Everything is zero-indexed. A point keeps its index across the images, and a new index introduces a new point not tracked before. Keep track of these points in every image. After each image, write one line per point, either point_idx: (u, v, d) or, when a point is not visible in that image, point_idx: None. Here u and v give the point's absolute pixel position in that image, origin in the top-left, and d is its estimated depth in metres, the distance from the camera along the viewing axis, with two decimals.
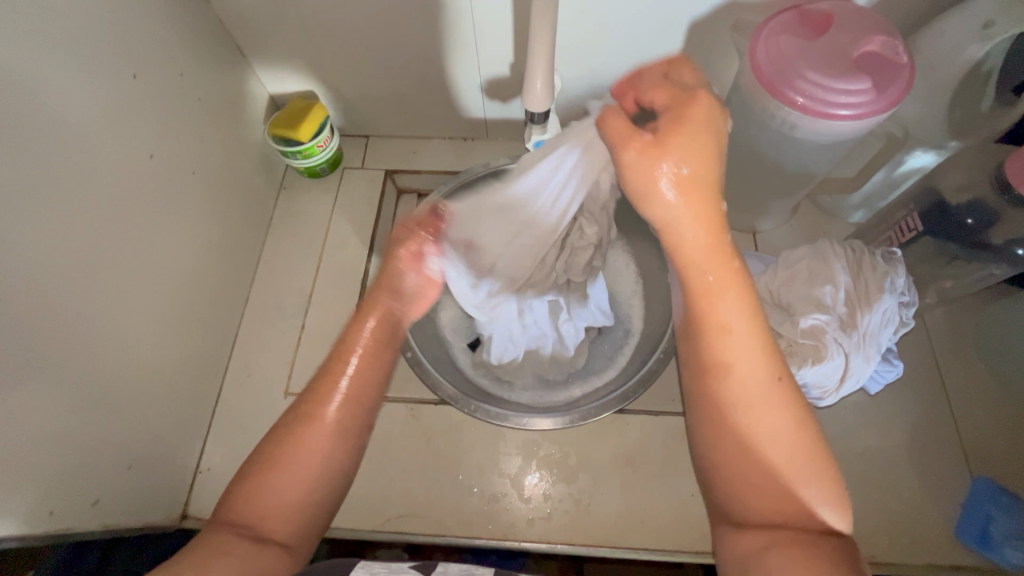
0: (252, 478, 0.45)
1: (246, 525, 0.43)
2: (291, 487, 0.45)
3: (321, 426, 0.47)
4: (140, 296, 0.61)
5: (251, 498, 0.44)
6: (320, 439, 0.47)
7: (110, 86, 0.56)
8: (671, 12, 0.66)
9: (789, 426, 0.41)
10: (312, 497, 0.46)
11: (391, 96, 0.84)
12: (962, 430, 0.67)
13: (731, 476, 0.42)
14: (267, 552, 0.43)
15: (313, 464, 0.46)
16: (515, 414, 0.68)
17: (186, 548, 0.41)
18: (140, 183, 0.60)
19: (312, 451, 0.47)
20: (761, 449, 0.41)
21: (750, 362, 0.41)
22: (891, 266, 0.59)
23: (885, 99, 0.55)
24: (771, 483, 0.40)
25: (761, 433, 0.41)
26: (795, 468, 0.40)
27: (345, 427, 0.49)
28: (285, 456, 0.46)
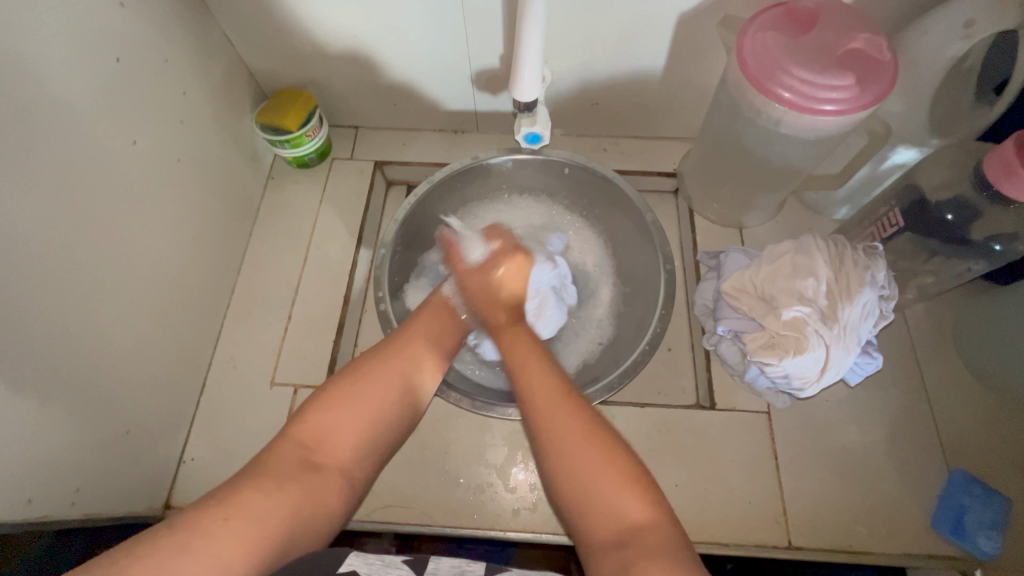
0: (324, 403, 0.50)
1: (309, 445, 0.48)
2: (347, 427, 0.50)
3: (389, 377, 0.54)
4: (124, 283, 0.60)
5: (313, 425, 0.49)
6: (396, 378, 0.54)
7: (91, 68, 0.55)
8: (661, 7, 0.66)
9: (594, 448, 0.47)
10: (374, 440, 0.52)
11: (380, 86, 0.83)
12: (940, 423, 0.69)
13: (577, 492, 0.46)
14: (320, 484, 0.47)
15: (380, 405, 0.52)
16: (502, 405, 0.70)
17: (262, 467, 0.45)
18: (123, 168, 0.59)
19: (377, 389, 0.53)
20: (572, 462, 0.46)
21: (553, 396, 0.51)
22: (873, 260, 0.60)
23: (868, 96, 0.56)
24: (602, 504, 0.44)
25: (581, 459, 0.46)
26: (616, 492, 0.44)
27: (411, 392, 0.55)
28: (357, 388, 0.52)
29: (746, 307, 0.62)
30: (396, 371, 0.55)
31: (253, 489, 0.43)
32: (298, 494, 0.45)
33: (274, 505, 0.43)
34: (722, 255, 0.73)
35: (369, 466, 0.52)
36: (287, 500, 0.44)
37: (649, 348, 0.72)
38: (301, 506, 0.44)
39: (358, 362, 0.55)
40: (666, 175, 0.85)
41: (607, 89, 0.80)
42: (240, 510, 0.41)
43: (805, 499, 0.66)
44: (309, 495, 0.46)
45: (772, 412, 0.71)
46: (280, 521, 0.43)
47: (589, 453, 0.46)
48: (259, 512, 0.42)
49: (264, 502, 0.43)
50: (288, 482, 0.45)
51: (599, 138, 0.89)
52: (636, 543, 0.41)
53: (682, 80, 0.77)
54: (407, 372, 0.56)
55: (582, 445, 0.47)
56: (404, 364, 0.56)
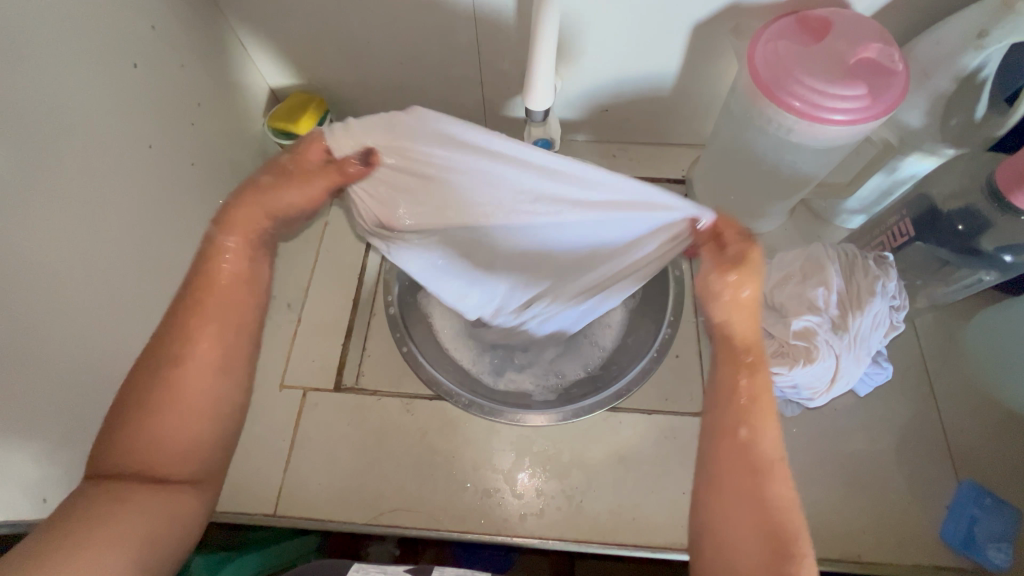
0: (112, 439, 0.47)
1: (125, 473, 0.46)
2: (172, 441, 0.48)
3: (199, 382, 0.49)
4: (137, 286, 0.61)
5: (122, 448, 0.46)
6: (196, 378, 0.49)
7: (107, 73, 0.56)
8: (672, 15, 0.66)
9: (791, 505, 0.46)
10: (196, 449, 0.49)
11: (390, 90, 0.83)
12: (949, 433, 0.69)
13: (718, 551, 0.45)
14: (171, 493, 0.47)
15: (196, 416, 0.49)
16: (511, 410, 0.71)
17: (72, 503, 0.43)
18: (137, 171, 0.60)
19: (184, 396, 0.49)
20: (745, 526, 0.45)
21: (760, 457, 0.48)
22: (883, 270, 0.59)
23: (879, 105, 0.56)
24: (744, 569, 0.43)
25: (758, 520, 0.45)
26: (754, 561, 0.43)
27: (213, 379, 0.50)
28: (150, 397, 0.48)
29: (756, 316, 0.61)
30: (185, 373, 0.49)
31: (87, 526, 0.42)
32: (143, 515, 0.44)
33: (122, 526, 0.43)
34: None
35: (213, 458, 0.50)
36: (134, 517, 0.44)
37: (658, 356, 0.74)
38: (145, 527, 0.44)
39: (134, 378, 0.49)
40: (675, 181, 0.86)
41: (617, 95, 0.80)
42: (83, 550, 0.40)
43: (813, 507, 0.66)
44: (155, 514, 0.45)
45: (781, 420, 0.70)
46: (136, 538, 0.43)
47: (751, 517, 0.45)
48: (107, 535, 0.42)
49: (112, 530, 0.42)
50: (122, 498, 0.44)
51: (609, 144, 0.89)
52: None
53: (693, 87, 0.77)
54: (204, 362, 0.50)
55: (779, 509, 0.45)
56: (189, 358, 0.50)
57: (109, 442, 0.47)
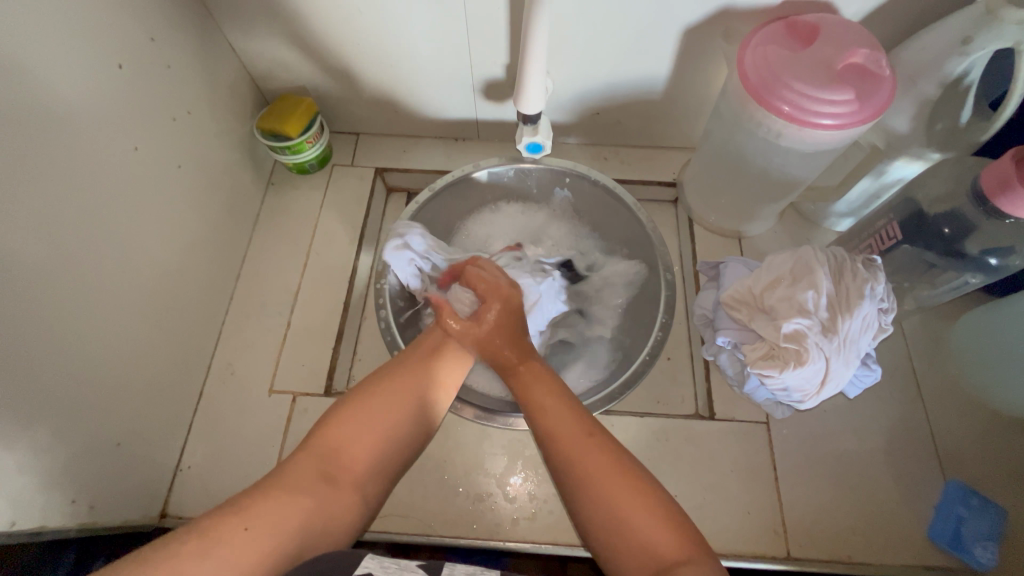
0: (326, 425, 0.52)
1: (324, 458, 0.49)
2: (359, 439, 0.51)
3: (393, 396, 0.55)
4: (122, 290, 0.60)
5: (327, 436, 0.51)
6: (394, 402, 0.55)
7: (91, 73, 0.55)
8: (663, 19, 0.67)
9: (613, 468, 0.48)
10: (377, 462, 0.51)
11: (381, 92, 0.83)
12: (936, 434, 0.69)
13: (603, 532, 0.46)
14: (330, 496, 0.47)
15: (390, 431, 0.53)
16: (503, 414, 0.70)
17: (285, 469, 0.48)
18: (123, 175, 0.59)
19: (395, 402, 0.55)
20: (603, 500, 0.47)
21: (569, 433, 0.52)
22: (872, 273, 0.58)
23: (867, 110, 0.57)
24: (622, 523, 0.45)
25: (608, 487, 0.47)
26: (638, 506, 0.46)
27: (409, 410, 0.55)
28: (372, 400, 0.54)
29: (746, 319, 0.61)
30: (397, 385, 0.56)
31: (266, 497, 0.44)
32: (305, 510, 0.45)
33: (281, 515, 0.43)
34: (722, 264, 0.72)
35: (380, 482, 0.52)
36: (299, 514, 0.44)
37: (650, 358, 0.72)
38: (296, 527, 0.44)
39: (360, 386, 0.56)
40: (666, 184, 0.86)
41: (608, 98, 0.80)
42: (250, 517, 0.42)
43: (803, 508, 0.66)
44: (309, 509, 0.45)
45: (771, 422, 0.71)
46: (293, 531, 0.43)
47: (607, 480, 0.48)
48: (265, 513, 0.43)
49: (270, 507, 0.44)
50: (301, 487, 0.46)
51: (600, 147, 0.89)
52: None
53: (683, 91, 0.78)
54: (405, 396, 0.56)
55: (606, 475, 0.48)
56: (402, 389, 0.56)
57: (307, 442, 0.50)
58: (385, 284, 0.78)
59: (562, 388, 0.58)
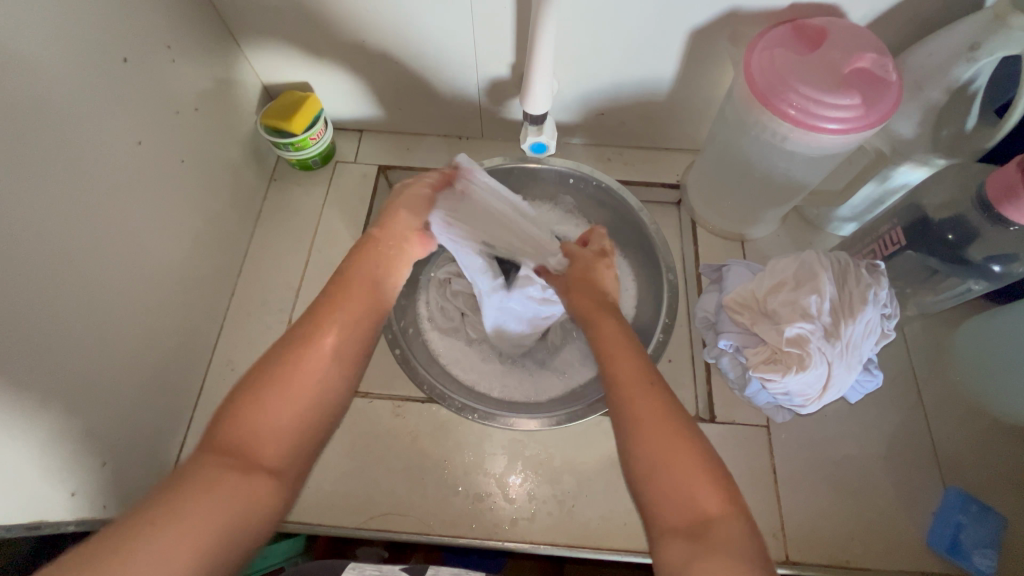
0: (239, 409, 0.45)
1: (234, 451, 0.44)
2: (276, 414, 0.46)
3: (309, 368, 0.49)
4: (124, 285, 0.60)
5: (240, 422, 0.45)
6: (312, 368, 0.49)
7: (95, 65, 0.55)
8: (670, 21, 0.67)
9: (670, 424, 0.46)
10: (302, 427, 0.47)
11: (386, 90, 0.83)
12: (937, 441, 0.69)
13: (655, 474, 0.44)
14: (253, 481, 0.43)
15: (306, 390, 0.48)
16: (504, 415, 0.70)
17: (180, 475, 0.41)
18: (125, 169, 0.59)
19: (304, 371, 0.48)
20: (664, 464, 0.44)
21: (636, 380, 0.49)
22: (876, 278, 0.58)
23: (872, 114, 0.57)
24: (679, 480, 0.43)
25: (663, 447, 0.45)
26: (693, 474, 0.43)
27: (330, 370, 0.50)
28: (279, 373, 0.48)
29: (748, 321, 0.60)
30: (310, 356, 0.49)
31: (187, 497, 0.40)
32: (227, 501, 0.41)
33: (195, 517, 0.39)
34: (725, 268, 0.72)
35: (312, 440, 0.48)
36: (225, 498, 0.41)
37: (652, 361, 0.72)
38: (229, 511, 0.41)
39: (262, 364, 0.49)
40: (670, 186, 0.86)
41: (613, 99, 0.80)
42: (192, 483, 0.41)
43: (802, 512, 0.66)
44: (238, 496, 0.41)
45: (772, 426, 0.71)
46: (223, 520, 0.40)
47: (663, 438, 0.45)
48: (185, 515, 0.39)
49: (192, 510, 0.39)
50: (215, 481, 0.41)
51: (604, 147, 0.89)
52: (714, 536, 0.40)
53: (689, 93, 0.77)
54: (330, 347, 0.50)
55: (682, 450, 0.44)
56: (314, 352, 0.50)
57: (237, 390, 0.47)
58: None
59: (640, 347, 0.54)
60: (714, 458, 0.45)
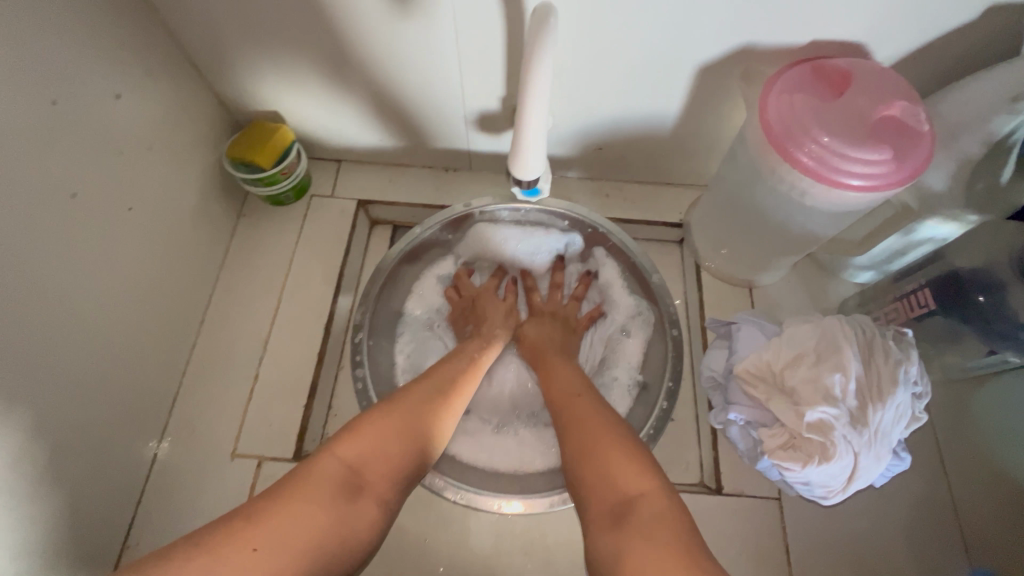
0: (348, 436, 0.49)
1: (348, 470, 0.47)
2: (377, 449, 0.49)
3: (407, 409, 0.53)
4: (59, 356, 0.52)
5: (352, 445, 0.48)
6: (412, 410, 0.54)
7: (21, 109, 0.47)
8: (676, 56, 0.60)
9: (592, 422, 0.54)
10: (396, 467, 0.49)
11: (365, 120, 0.76)
12: (962, 514, 0.64)
13: (587, 469, 0.50)
14: (357, 503, 0.45)
15: (403, 433, 0.51)
16: (488, 495, 0.63)
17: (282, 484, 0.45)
18: (60, 225, 0.52)
19: (405, 408, 0.53)
20: (589, 454, 0.50)
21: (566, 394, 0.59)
22: (905, 353, 0.52)
23: (904, 171, 0.51)
24: (611, 469, 0.48)
25: (589, 436, 0.52)
26: (619, 460, 0.49)
27: (429, 421, 0.54)
28: (396, 410, 0.53)
29: (763, 398, 0.54)
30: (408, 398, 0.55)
31: (292, 503, 0.43)
32: (331, 516, 0.43)
33: (296, 525, 0.41)
34: (734, 325, 0.65)
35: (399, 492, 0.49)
36: (329, 511, 0.43)
37: (653, 432, 0.66)
38: (329, 529, 0.42)
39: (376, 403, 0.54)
40: (672, 226, 0.80)
41: (613, 134, 0.74)
42: (277, 515, 0.41)
43: None
44: (344, 515, 0.44)
45: (784, 498, 0.65)
46: (314, 537, 0.41)
47: (593, 432, 0.52)
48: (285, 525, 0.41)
49: (299, 518, 0.42)
50: (324, 492, 0.44)
51: (601, 182, 0.83)
52: (634, 511, 0.44)
53: (695, 130, 0.71)
54: (427, 395, 0.56)
55: (602, 436, 0.51)
56: (416, 395, 0.55)
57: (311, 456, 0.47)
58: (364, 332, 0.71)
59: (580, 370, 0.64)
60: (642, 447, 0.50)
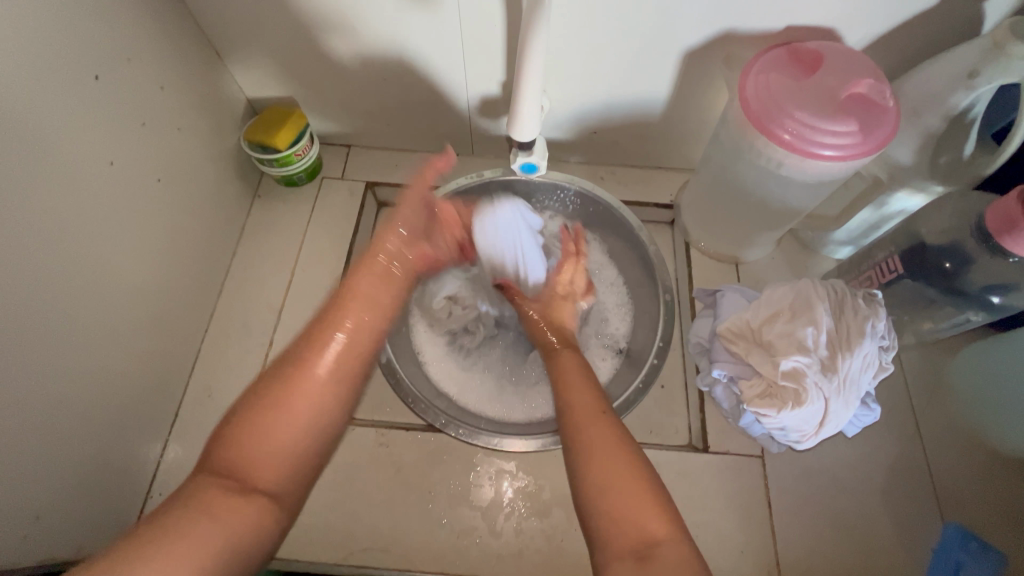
0: (234, 432, 0.47)
1: (229, 476, 0.45)
2: (274, 437, 0.48)
3: (312, 382, 0.51)
4: (90, 315, 0.57)
5: (235, 446, 0.47)
6: (310, 385, 0.51)
7: (66, 82, 0.52)
8: (664, 43, 0.65)
9: (614, 448, 0.49)
10: (296, 453, 0.49)
11: (374, 106, 0.81)
12: (935, 473, 0.67)
13: (604, 508, 0.45)
14: (246, 507, 0.44)
15: (301, 414, 0.50)
16: (487, 434, 0.69)
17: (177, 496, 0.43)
18: (99, 191, 0.57)
19: (306, 384, 0.51)
20: (607, 496, 0.46)
21: (587, 409, 0.53)
22: (873, 310, 0.57)
23: (870, 142, 0.56)
24: (624, 510, 0.45)
25: (599, 449, 0.49)
26: (642, 497, 0.45)
27: (326, 396, 0.52)
28: (288, 389, 0.50)
29: (743, 353, 0.59)
30: (308, 371, 0.52)
31: (177, 521, 0.41)
32: (223, 522, 0.43)
33: (188, 540, 0.40)
34: (719, 293, 0.70)
35: (306, 467, 0.50)
36: (222, 521, 0.43)
37: (641, 387, 0.71)
38: (220, 536, 0.42)
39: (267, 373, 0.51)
40: (663, 207, 0.84)
41: (606, 118, 0.79)
42: (158, 537, 0.40)
43: (798, 549, 0.64)
44: (235, 520, 0.43)
45: (767, 457, 0.69)
46: (218, 542, 0.41)
47: (600, 463, 0.48)
48: (176, 545, 0.40)
49: (179, 535, 0.40)
50: (210, 507, 0.43)
51: (596, 166, 0.87)
52: (659, 558, 0.41)
53: (682, 113, 0.76)
54: (320, 368, 0.52)
55: (616, 467, 0.47)
56: (316, 364, 0.53)
57: (255, 391, 0.50)
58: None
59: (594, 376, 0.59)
60: (662, 489, 0.46)
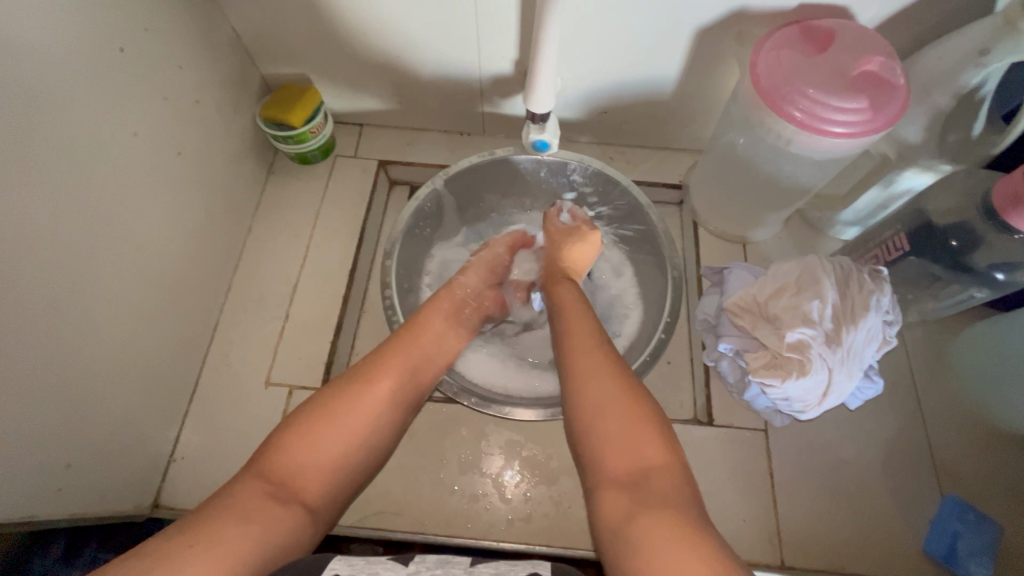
0: (293, 435, 0.49)
1: (279, 483, 0.46)
2: (326, 448, 0.49)
3: (370, 399, 0.53)
4: (115, 282, 0.59)
5: (287, 458, 0.48)
6: (370, 403, 0.53)
7: (91, 53, 0.53)
8: (677, 20, 0.66)
9: (613, 381, 0.50)
10: (342, 474, 0.50)
11: (387, 84, 0.82)
12: (935, 448, 0.69)
13: (596, 441, 0.47)
14: (287, 515, 0.44)
15: (355, 432, 0.51)
16: (499, 403, 0.68)
17: (225, 496, 0.44)
18: (123, 162, 0.58)
19: (367, 405, 0.53)
20: (603, 430, 0.47)
21: (584, 342, 0.55)
22: (878, 285, 0.58)
23: (879, 119, 0.56)
24: (614, 437, 0.46)
25: (596, 384, 0.50)
26: (641, 425, 0.47)
27: (377, 420, 0.53)
28: (344, 405, 0.52)
29: (749, 326, 0.60)
30: (370, 390, 0.54)
31: (221, 518, 0.41)
32: (265, 527, 0.42)
33: (231, 538, 0.40)
34: (727, 270, 0.71)
35: (342, 492, 0.50)
36: (263, 527, 0.42)
37: (651, 359, 0.71)
38: (261, 542, 0.41)
39: (330, 389, 0.54)
40: (672, 187, 0.85)
41: (617, 98, 0.79)
42: (206, 533, 0.40)
43: (798, 517, 0.66)
44: (274, 528, 0.43)
45: (769, 430, 0.70)
46: (259, 541, 0.41)
47: (596, 396, 0.49)
48: (221, 540, 0.40)
49: (227, 532, 0.40)
50: (258, 510, 0.43)
51: (606, 146, 0.88)
52: (656, 481, 0.43)
53: (694, 93, 0.76)
54: (379, 389, 0.55)
55: (609, 398, 0.48)
56: (372, 385, 0.55)
57: (315, 399, 0.52)
58: (391, 262, 0.76)
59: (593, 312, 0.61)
60: (662, 418, 0.48)
